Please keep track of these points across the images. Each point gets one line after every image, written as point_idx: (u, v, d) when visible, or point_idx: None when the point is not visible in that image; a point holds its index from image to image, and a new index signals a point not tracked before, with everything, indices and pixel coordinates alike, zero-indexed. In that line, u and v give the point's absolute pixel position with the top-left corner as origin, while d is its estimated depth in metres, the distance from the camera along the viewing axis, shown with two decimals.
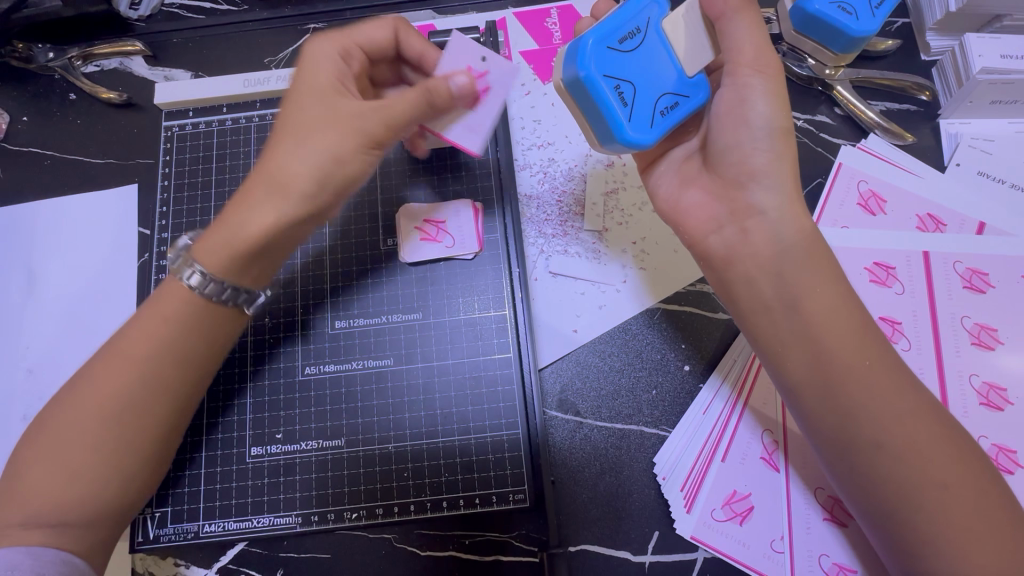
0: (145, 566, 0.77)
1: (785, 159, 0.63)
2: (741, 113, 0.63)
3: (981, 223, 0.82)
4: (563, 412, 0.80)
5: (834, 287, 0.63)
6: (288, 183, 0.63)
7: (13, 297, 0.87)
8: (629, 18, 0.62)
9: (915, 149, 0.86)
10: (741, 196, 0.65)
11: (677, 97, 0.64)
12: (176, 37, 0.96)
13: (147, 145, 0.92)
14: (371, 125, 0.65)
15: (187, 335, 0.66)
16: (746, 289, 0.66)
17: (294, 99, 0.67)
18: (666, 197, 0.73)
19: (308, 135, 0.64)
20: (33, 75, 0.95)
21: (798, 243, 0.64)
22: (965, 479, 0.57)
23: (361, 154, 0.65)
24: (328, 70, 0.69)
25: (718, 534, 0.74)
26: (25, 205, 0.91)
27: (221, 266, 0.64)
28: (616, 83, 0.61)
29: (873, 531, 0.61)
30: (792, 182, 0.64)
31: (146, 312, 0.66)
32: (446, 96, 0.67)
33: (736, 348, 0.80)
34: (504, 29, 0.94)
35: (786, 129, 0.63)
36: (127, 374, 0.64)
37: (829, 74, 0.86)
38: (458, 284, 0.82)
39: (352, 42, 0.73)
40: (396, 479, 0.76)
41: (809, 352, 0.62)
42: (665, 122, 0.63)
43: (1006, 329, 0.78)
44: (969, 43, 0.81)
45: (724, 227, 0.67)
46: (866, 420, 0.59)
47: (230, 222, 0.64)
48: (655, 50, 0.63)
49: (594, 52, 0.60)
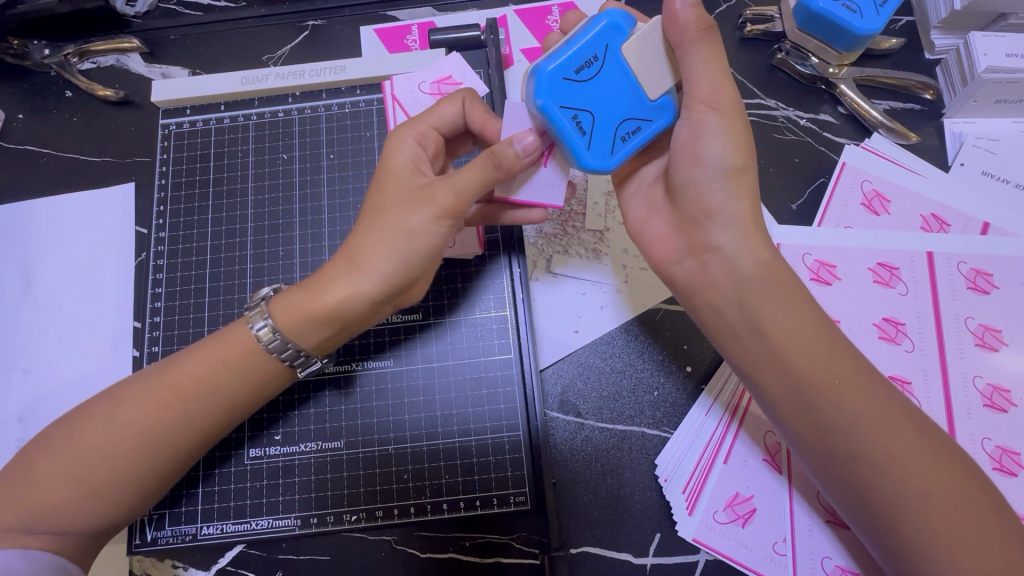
0: (142, 567, 0.76)
1: (741, 198, 0.61)
2: (695, 150, 0.60)
3: (984, 223, 0.82)
4: (564, 413, 0.79)
5: (798, 302, 0.62)
6: (361, 257, 0.64)
7: (7, 297, 0.86)
8: (586, 45, 0.58)
9: (919, 148, 0.86)
10: (699, 233, 0.64)
11: (640, 121, 0.60)
12: (174, 34, 0.95)
13: (144, 142, 0.91)
14: (441, 198, 0.63)
15: (242, 387, 0.67)
16: (709, 314, 0.66)
17: (377, 180, 0.68)
18: (635, 220, 0.71)
19: (384, 212, 0.65)
20: (29, 72, 0.94)
21: (756, 279, 0.63)
22: (950, 482, 0.57)
23: (431, 226, 0.63)
24: (405, 154, 0.68)
25: (720, 536, 0.73)
26: (20, 204, 0.90)
27: (296, 331, 0.66)
28: (573, 113, 0.59)
29: (867, 537, 0.61)
30: (749, 218, 0.62)
31: (211, 344, 0.67)
32: (511, 160, 0.61)
33: (722, 374, 0.79)
34: (504, 27, 0.93)
35: (742, 168, 0.61)
36: (153, 398, 0.65)
37: (832, 73, 0.86)
38: (461, 285, 0.82)
39: (427, 124, 0.70)
40: (396, 481, 0.76)
41: (781, 372, 0.61)
42: (626, 148, 0.61)
43: (1009, 330, 0.77)
44: (974, 41, 0.81)
45: (684, 259, 0.67)
46: (845, 431, 0.59)
47: (318, 306, 0.64)
48: (614, 75, 0.59)
49: (549, 84, 0.58)
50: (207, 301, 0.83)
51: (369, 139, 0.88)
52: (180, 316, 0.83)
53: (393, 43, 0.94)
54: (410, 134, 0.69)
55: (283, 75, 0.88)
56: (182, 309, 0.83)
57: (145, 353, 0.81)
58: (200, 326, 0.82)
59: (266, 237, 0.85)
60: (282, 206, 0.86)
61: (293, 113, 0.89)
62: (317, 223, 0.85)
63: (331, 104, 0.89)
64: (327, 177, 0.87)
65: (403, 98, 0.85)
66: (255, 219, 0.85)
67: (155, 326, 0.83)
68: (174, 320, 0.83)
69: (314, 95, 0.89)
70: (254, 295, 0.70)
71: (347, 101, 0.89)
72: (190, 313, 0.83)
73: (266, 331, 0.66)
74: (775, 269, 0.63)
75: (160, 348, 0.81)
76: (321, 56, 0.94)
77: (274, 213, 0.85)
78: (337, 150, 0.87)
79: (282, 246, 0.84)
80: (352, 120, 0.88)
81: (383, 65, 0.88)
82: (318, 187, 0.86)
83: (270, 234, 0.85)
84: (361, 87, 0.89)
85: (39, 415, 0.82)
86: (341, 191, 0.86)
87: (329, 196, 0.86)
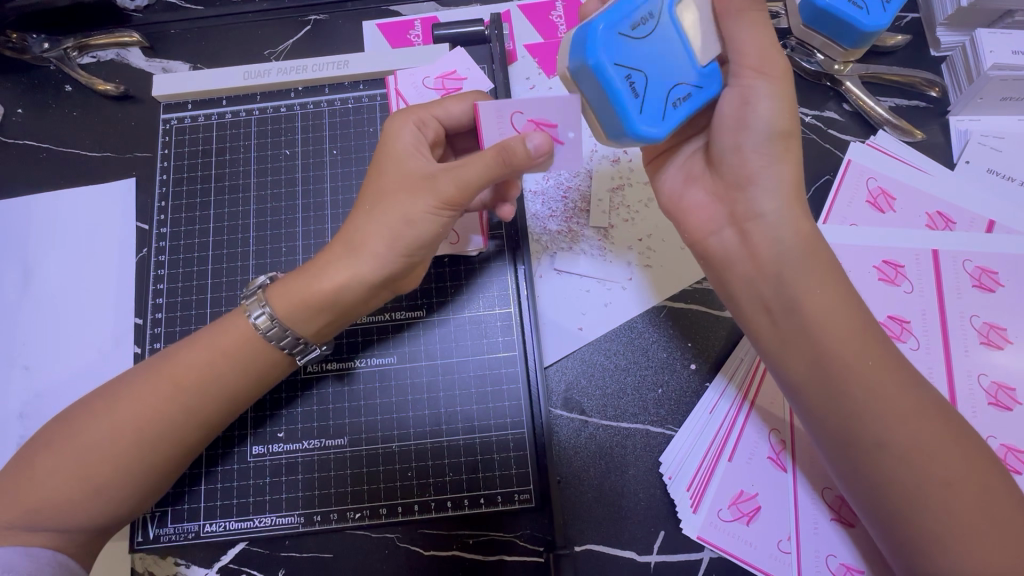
0: (144, 565, 0.76)
1: (787, 162, 0.62)
2: (741, 115, 0.61)
3: (990, 221, 0.82)
4: (568, 411, 0.79)
5: (834, 280, 0.62)
6: (360, 241, 0.64)
7: (8, 292, 0.86)
8: (641, 4, 0.56)
9: (925, 146, 0.86)
10: (743, 199, 0.64)
11: (690, 88, 0.59)
12: (174, 28, 0.94)
13: (145, 137, 0.91)
14: (443, 187, 0.63)
15: (243, 380, 0.66)
16: (745, 288, 0.66)
17: (378, 164, 0.68)
18: (670, 191, 0.72)
19: (383, 198, 0.65)
20: (28, 66, 0.93)
21: (801, 249, 0.62)
22: (969, 476, 0.57)
23: (432, 215, 0.64)
24: (407, 140, 0.68)
25: (726, 534, 0.73)
26: (20, 199, 0.89)
27: (291, 317, 0.65)
28: (627, 72, 0.56)
29: (879, 530, 0.61)
30: (792, 182, 0.62)
31: (206, 338, 0.67)
32: (521, 157, 0.60)
33: (733, 361, 0.79)
34: (508, 22, 0.92)
35: (788, 132, 0.61)
36: (153, 389, 0.64)
37: (837, 70, 0.85)
38: (465, 283, 0.81)
39: (430, 112, 0.70)
40: (400, 479, 0.75)
41: (808, 354, 0.61)
42: (678, 114, 0.59)
43: (1015, 328, 0.77)
44: (980, 38, 0.80)
45: (723, 229, 0.67)
46: (869, 418, 0.59)
47: (317, 292, 0.65)
48: (667, 38, 0.58)
49: (604, 39, 0.55)
50: (209, 298, 0.83)
51: (373, 134, 0.87)
52: (182, 312, 0.82)
53: (395, 38, 0.93)
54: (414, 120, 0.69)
55: (286, 70, 0.88)
56: (183, 306, 0.82)
57: (147, 350, 0.81)
58: (201, 322, 0.82)
59: (267, 233, 0.84)
60: (284, 202, 0.85)
61: (295, 108, 0.88)
62: (320, 219, 0.84)
63: (334, 99, 0.88)
64: (330, 173, 0.86)
65: (407, 92, 0.85)
66: (256, 215, 0.85)
67: (157, 322, 0.82)
68: (176, 317, 0.82)
69: (316, 90, 0.89)
70: (251, 284, 0.70)
71: (349, 96, 0.88)
72: (192, 310, 0.82)
73: (264, 322, 0.66)
74: (817, 242, 0.63)
75: (162, 344, 0.81)
76: (323, 51, 0.93)
77: (276, 210, 0.85)
78: (340, 146, 0.87)
79: (284, 242, 0.84)
80: (355, 116, 0.88)
81: (386, 60, 0.87)
82: (320, 183, 0.86)
83: (272, 230, 0.84)
84: (364, 82, 0.89)
85: (40, 412, 0.81)
86: (344, 188, 0.85)
87: (332, 192, 0.85)
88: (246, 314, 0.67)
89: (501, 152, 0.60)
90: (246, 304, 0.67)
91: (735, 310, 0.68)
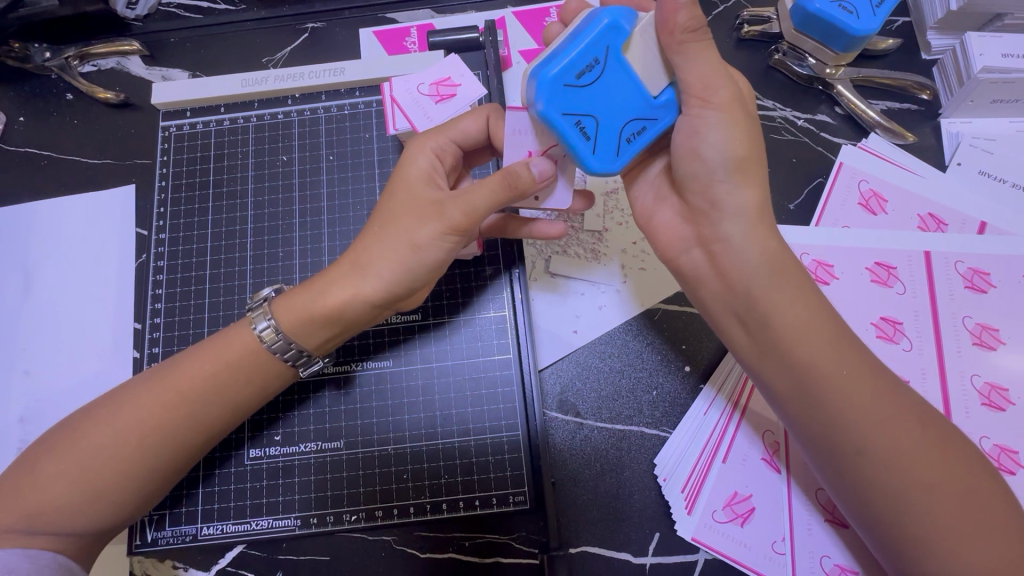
0: (143, 568, 0.76)
1: (749, 188, 0.61)
2: (694, 145, 0.60)
3: (982, 223, 0.82)
4: (563, 413, 0.79)
5: (808, 296, 0.62)
6: (366, 262, 0.65)
7: (10, 298, 0.87)
8: (586, 48, 0.56)
9: (916, 148, 0.86)
10: (707, 223, 0.64)
11: (644, 120, 0.60)
12: (175, 36, 0.95)
13: (145, 144, 0.92)
14: (451, 214, 0.63)
15: (243, 384, 0.67)
16: (717, 304, 0.66)
17: (393, 185, 0.69)
18: (641, 210, 0.71)
19: (392, 219, 0.66)
20: (30, 75, 0.94)
21: (766, 267, 0.62)
22: (953, 480, 0.57)
23: (437, 240, 0.64)
24: (420, 165, 0.69)
25: (719, 535, 0.74)
26: (22, 206, 0.90)
27: (297, 331, 0.67)
28: (576, 119, 0.58)
29: (870, 536, 0.61)
30: (754, 207, 0.62)
31: (211, 346, 0.68)
32: (526, 182, 0.62)
33: (726, 365, 0.79)
34: (502, 29, 0.94)
35: (746, 158, 0.60)
36: (156, 396, 0.65)
37: (830, 73, 0.86)
38: (464, 287, 0.82)
39: (445, 136, 0.70)
40: (396, 482, 0.76)
41: (784, 367, 0.62)
42: (633, 148, 0.60)
43: (1007, 329, 0.77)
44: (969, 42, 0.81)
45: (692, 248, 0.67)
46: (851, 427, 0.59)
47: (333, 306, 0.66)
48: (617, 76, 0.58)
49: (550, 90, 0.56)
50: (207, 302, 0.83)
51: (369, 140, 0.88)
52: (181, 317, 0.83)
53: (391, 45, 0.94)
54: (426, 146, 0.70)
55: (283, 77, 0.89)
56: (183, 311, 0.83)
57: (145, 355, 0.82)
58: (200, 327, 0.82)
59: (265, 237, 0.85)
60: (281, 208, 0.86)
61: (292, 114, 0.89)
62: (317, 224, 0.85)
63: (331, 105, 0.90)
64: (326, 179, 0.87)
65: (401, 98, 0.81)
66: (254, 221, 0.86)
67: (156, 327, 0.83)
68: (174, 321, 0.83)
69: (313, 97, 0.90)
70: (257, 295, 0.71)
71: (346, 102, 0.90)
72: (190, 315, 0.83)
73: (269, 333, 0.67)
74: (783, 260, 0.62)
75: (161, 349, 0.82)
76: (320, 59, 0.95)
77: (274, 215, 0.86)
78: (337, 151, 0.88)
79: (282, 246, 0.84)
80: (352, 122, 0.89)
81: (382, 67, 0.88)
82: (318, 188, 0.87)
83: (269, 235, 0.85)
84: (360, 89, 0.90)
85: (42, 416, 0.82)
86: (340, 192, 0.86)
87: (329, 197, 0.86)
88: (251, 326, 0.68)
89: (513, 182, 0.61)
90: (250, 316, 0.68)
91: (711, 321, 0.69)
